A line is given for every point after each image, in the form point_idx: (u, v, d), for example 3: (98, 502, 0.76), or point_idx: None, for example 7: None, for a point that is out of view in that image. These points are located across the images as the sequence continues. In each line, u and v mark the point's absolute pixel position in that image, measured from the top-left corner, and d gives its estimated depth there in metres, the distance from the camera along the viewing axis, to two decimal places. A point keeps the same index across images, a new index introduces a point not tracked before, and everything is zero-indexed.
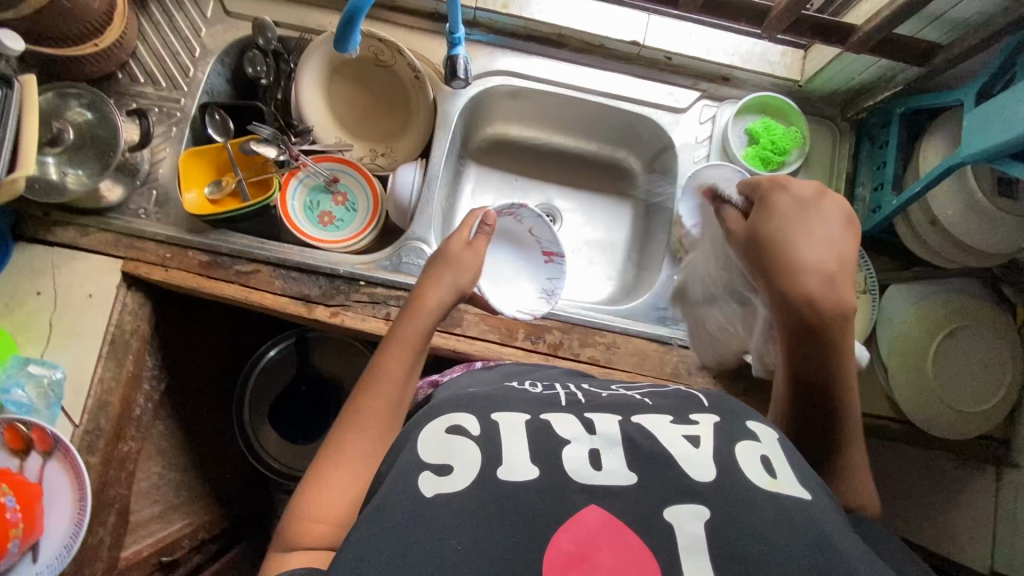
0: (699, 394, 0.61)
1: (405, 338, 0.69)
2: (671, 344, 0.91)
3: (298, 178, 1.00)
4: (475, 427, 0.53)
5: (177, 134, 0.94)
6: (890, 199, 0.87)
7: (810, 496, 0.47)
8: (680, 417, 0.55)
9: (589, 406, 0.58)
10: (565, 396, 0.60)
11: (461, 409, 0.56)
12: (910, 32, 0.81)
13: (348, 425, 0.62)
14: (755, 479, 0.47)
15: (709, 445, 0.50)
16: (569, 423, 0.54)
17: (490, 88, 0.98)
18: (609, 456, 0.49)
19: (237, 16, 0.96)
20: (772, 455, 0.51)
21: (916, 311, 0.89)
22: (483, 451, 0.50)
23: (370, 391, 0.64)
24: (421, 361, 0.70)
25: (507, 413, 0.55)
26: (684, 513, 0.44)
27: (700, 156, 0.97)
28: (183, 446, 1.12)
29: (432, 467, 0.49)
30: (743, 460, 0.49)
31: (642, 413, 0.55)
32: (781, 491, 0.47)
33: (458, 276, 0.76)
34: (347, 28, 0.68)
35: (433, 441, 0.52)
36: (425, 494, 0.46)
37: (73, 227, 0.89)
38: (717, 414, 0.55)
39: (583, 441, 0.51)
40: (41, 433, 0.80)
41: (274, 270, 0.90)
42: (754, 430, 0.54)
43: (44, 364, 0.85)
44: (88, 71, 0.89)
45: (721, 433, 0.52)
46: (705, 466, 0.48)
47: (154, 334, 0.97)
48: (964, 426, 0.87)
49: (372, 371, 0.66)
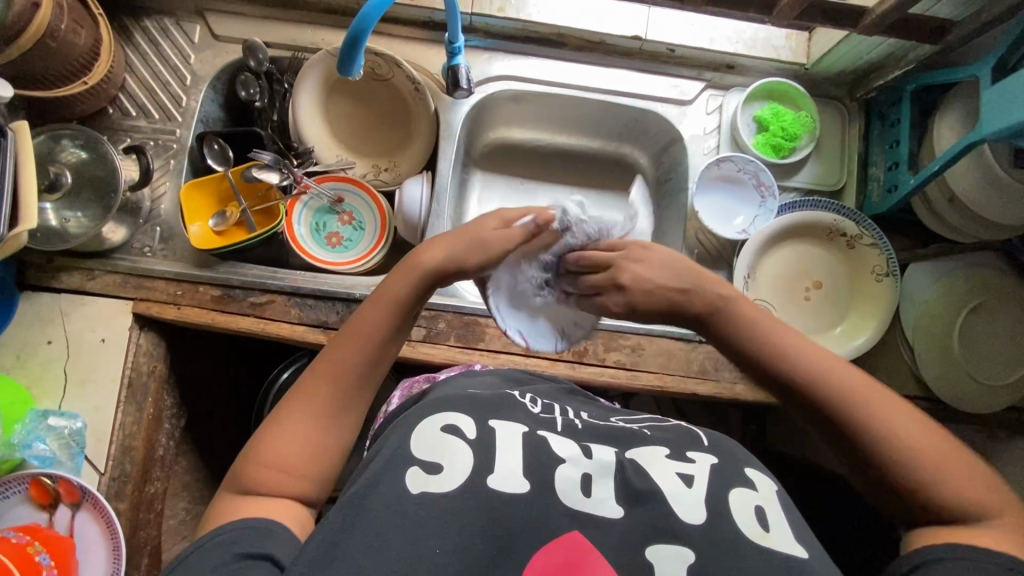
0: (700, 432, 0.63)
1: (383, 299, 0.61)
2: (695, 342, 0.89)
3: (302, 202, 0.98)
4: (471, 430, 0.56)
5: (176, 166, 0.91)
6: (907, 178, 0.86)
7: (806, 553, 0.49)
8: (676, 454, 0.58)
9: (586, 434, 0.61)
10: (564, 419, 0.63)
11: (457, 410, 0.58)
12: (921, 11, 0.80)
13: (311, 376, 0.58)
14: (743, 528, 0.50)
15: (701, 485, 0.53)
16: (566, 444, 0.57)
17: (491, 94, 0.96)
18: (600, 485, 0.53)
19: (227, 40, 0.93)
20: (767, 505, 0.53)
21: (938, 288, 0.89)
22: (474, 458, 0.53)
23: (343, 343, 0.59)
24: (400, 322, 0.62)
25: (505, 422, 0.58)
26: (670, 555, 0.48)
27: (710, 147, 0.95)
28: (207, 479, 1.11)
29: (422, 463, 0.52)
30: (735, 507, 0.51)
31: (638, 448, 0.58)
32: (772, 546, 0.49)
33: (465, 245, 0.65)
34: (352, 48, 0.65)
35: (429, 439, 0.54)
36: (412, 490, 0.49)
37: (78, 272, 0.87)
38: (715, 455, 0.58)
39: (576, 464, 0.55)
40: (67, 485, 0.79)
41: (289, 299, 0.88)
42: (752, 478, 0.55)
43: (63, 416, 0.83)
44: (79, 109, 0.87)
45: (715, 474, 0.55)
46: (695, 507, 0.51)
47: (171, 372, 0.95)
48: (986, 400, 0.86)
49: (343, 330, 0.61)
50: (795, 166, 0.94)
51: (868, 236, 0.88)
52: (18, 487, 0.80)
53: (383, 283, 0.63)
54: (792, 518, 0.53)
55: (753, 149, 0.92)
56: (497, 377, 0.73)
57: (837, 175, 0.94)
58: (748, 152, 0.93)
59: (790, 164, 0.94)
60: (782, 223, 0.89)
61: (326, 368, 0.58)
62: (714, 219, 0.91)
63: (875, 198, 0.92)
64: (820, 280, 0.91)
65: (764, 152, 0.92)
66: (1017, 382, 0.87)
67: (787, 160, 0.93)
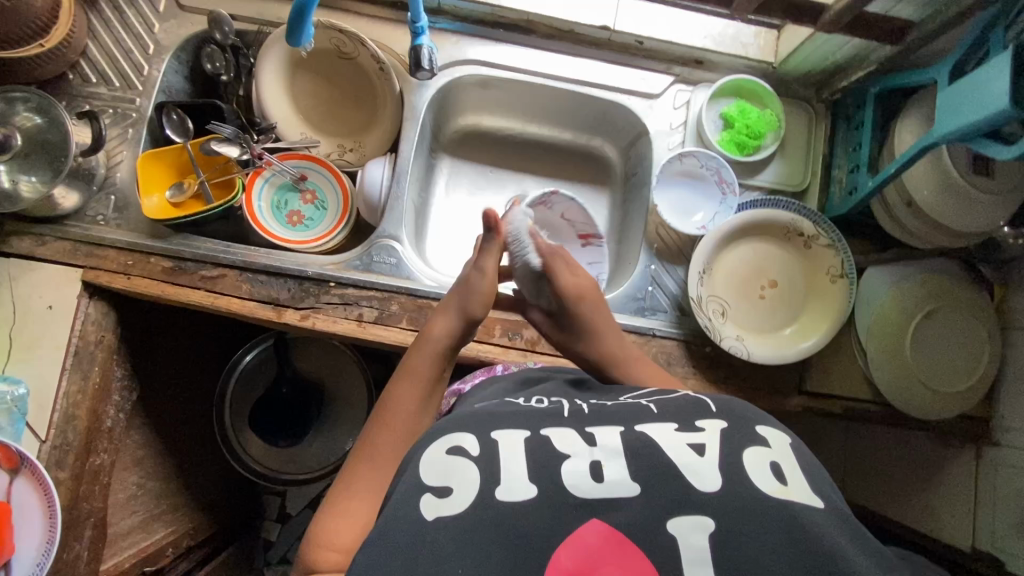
0: (707, 398, 0.58)
1: (416, 371, 0.65)
2: (648, 335, 0.88)
3: (264, 177, 0.97)
4: (475, 446, 0.50)
5: (134, 135, 0.90)
6: (866, 181, 0.86)
7: (821, 504, 0.47)
8: (686, 425, 0.53)
9: (593, 419, 0.54)
10: (569, 405, 0.58)
11: (462, 427, 0.53)
12: (882, 10, 0.78)
13: (362, 456, 0.59)
14: (761, 486, 0.47)
15: (714, 454, 0.49)
16: (568, 436, 0.52)
17: (459, 78, 0.95)
18: (611, 467, 0.48)
19: (192, 11, 0.92)
20: (784, 461, 0.50)
21: (894, 294, 0.88)
22: (481, 472, 0.48)
23: (382, 420, 0.61)
24: (431, 391, 0.65)
25: (508, 430, 0.52)
26: (688, 524, 0.44)
27: (675, 142, 0.95)
28: (162, 454, 1.11)
29: (433, 488, 0.47)
30: (751, 468, 0.48)
31: (647, 421, 0.53)
32: (792, 499, 0.46)
33: (467, 301, 0.71)
34: (298, 20, 0.65)
35: (435, 464, 0.49)
36: (426, 517, 0.45)
37: (29, 237, 0.86)
38: (724, 419, 0.54)
39: (584, 455, 0.49)
40: (5, 451, 0.78)
41: (240, 274, 0.87)
42: (765, 435, 0.53)
43: (5, 381, 0.83)
44: (37, 72, 0.86)
45: (726, 439, 0.51)
46: (711, 476, 0.47)
47: (122, 343, 0.94)
48: (939, 407, 0.86)
49: (382, 406, 0.63)
50: (760, 164, 0.94)
51: (825, 238, 0.88)
52: None
53: (407, 357, 0.68)
54: (812, 471, 0.50)
55: (717, 146, 0.92)
56: (504, 385, 0.68)
57: (801, 176, 0.94)
58: (711, 149, 0.93)
59: (754, 163, 0.93)
60: (740, 219, 0.89)
61: (374, 445, 0.59)
62: (674, 214, 0.92)
63: (836, 200, 0.92)
64: (776, 279, 0.90)
65: (728, 149, 0.92)
66: (969, 391, 0.86)
67: (750, 158, 0.93)
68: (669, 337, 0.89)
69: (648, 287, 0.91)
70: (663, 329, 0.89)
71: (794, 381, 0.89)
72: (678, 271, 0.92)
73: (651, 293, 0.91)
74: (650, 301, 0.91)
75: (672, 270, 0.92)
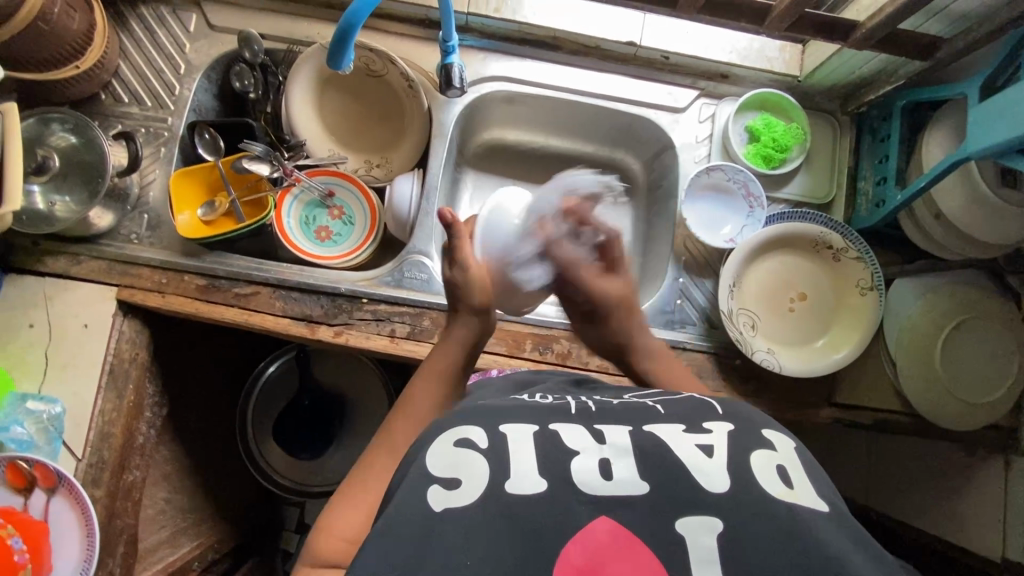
0: (714, 402, 0.57)
1: (436, 370, 0.71)
2: (679, 348, 0.89)
3: (293, 194, 0.98)
4: (484, 439, 0.50)
5: (166, 154, 0.91)
6: (895, 194, 0.86)
7: (827, 508, 0.46)
8: (693, 426, 0.52)
9: (600, 416, 0.54)
10: (575, 403, 0.58)
11: (470, 420, 0.52)
12: (911, 27, 0.81)
13: (378, 445, 0.64)
14: (769, 490, 0.46)
15: (722, 455, 0.48)
16: (577, 433, 0.51)
17: (486, 94, 0.96)
18: (620, 465, 0.48)
19: (221, 30, 0.93)
20: (789, 465, 0.49)
21: (923, 305, 0.89)
22: (490, 465, 0.48)
23: (404, 412, 0.67)
24: (449, 391, 0.71)
25: (517, 424, 0.52)
26: (697, 525, 0.44)
27: (701, 155, 0.96)
28: (189, 468, 1.11)
29: (441, 480, 0.47)
30: (758, 469, 0.48)
31: (655, 422, 0.53)
32: (797, 502, 0.46)
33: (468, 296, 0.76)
34: (340, 44, 0.65)
35: (444, 453, 0.49)
36: (435, 508, 0.45)
37: (64, 256, 0.87)
38: (731, 422, 0.53)
39: (592, 452, 0.49)
40: (43, 469, 0.78)
41: (274, 291, 0.88)
42: (770, 439, 0.52)
43: (42, 400, 0.83)
44: (70, 93, 0.87)
45: (733, 442, 0.50)
46: (719, 477, 0.46)
47: (154, 360, 0.95)
48: (973, 418, 0.86)
49: (405, 400, 0.68)
50: (785, 177, 0.95)
51: (854, 250, 0.88)
52: None
53: (430, 357, 0.73)
54: (817, 478, 0.50)
55: (743, 159, 0.93)
56: (503, 383, 0.70)
57: (826, 188, 0.95)
58: (738, 162, 0.93)
59: (779, 175, 0.94)
60: (768, 233, 0.90)
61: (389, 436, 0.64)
62: (703, 228, 0.92)
63: (863, 212, 0.93)
64: (805, 292, 0.91)
65: (754, 162, 0.93)
66: (998, 402, 0.87)
67: (777, 171, 0.94)
68: (700, 350, 0.89)
69: (677, 299, 0.92)
70: (693, 343, 0.89)
71: (824, 393, 0.90)
72: (706, 284, 0.93)
73: (679, 307, 0.92)
74: (679, 314, 0.91)
75: (700, 284, 0.93)
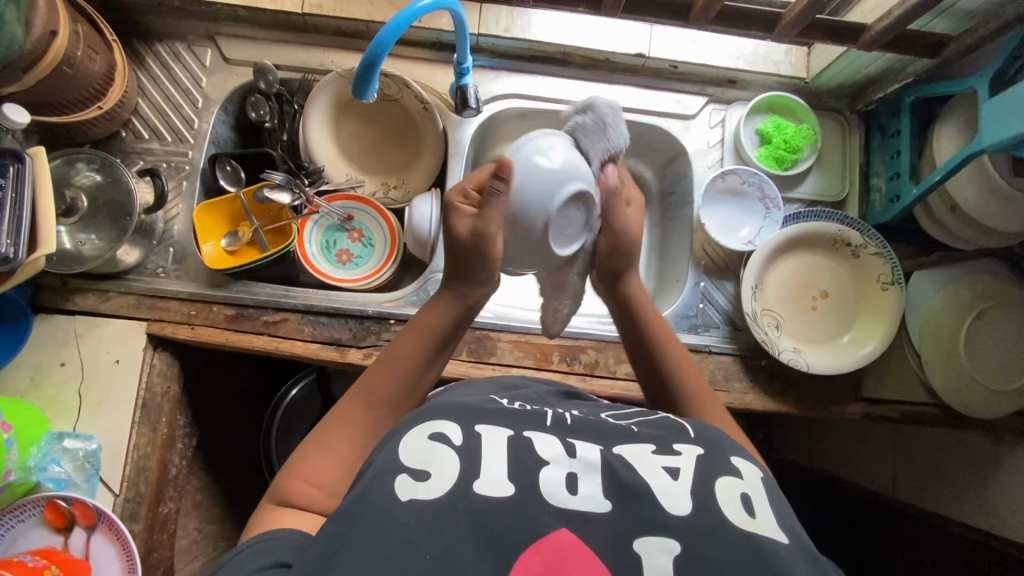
0: (687, 423, 0.57)
1: (420, 330, 0.65)
2: (705, 352, 0.89)
3: (313, 221, 0.99)
4: (458, 436, 0.49)
5: (188, 188, 0.92)
6: (909, 188, 0.88)
7: (787, 540, 0.46)
8: (662, 448, 0.52)
9: (575, 429, 0.53)
10: (551, 413, 0.56)
11: (445, 416, 0.52)
12: (919, 25, 0.83)
13: (352, 397, 0.60)
14: (730, 516, 0.46)
15: (688, 478, 0.48)
16: (549, 441, 0.50)
17: (498, 113, 0.97)
18: (586, 481, 0.47)
19: (237, 63, 0.95)
20: (754, 493, 0.49)
21: (945, 294, 0.90)
22: (461, 462, 0.47)
23: (387, 363, 0.63)
24: (437, 351, 0.66)
25: (489, 425, 0.51)
26: (656, 545, 0.44)
27: (714, 160, 0.97)
28: (219, 496, 1.12)
29: (411, 471, 0.46)
30: (722, 496, 0.47)
31: (624, 442, 0.52)
32: (759, 532, 0.45)
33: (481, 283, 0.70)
34: (367, 72, 0.67)
35: (415, 446, 0.48)
36: (400, 498, 0.44)
37: (92, 293, 0.88)
38: (702, 446, 0.53)
39: (561, 464, 0.48)
40: (83, 507, 0.78)
41: (302, 317, 0.89)
42: (738, 466, 0.51)
43: (78, 437, 0.83)
44: (92, 132, 0.88)
45: (701, 466, 0.50)
46: (681, 499, 0.46)
47: (183, 392, 0.96)
48: (998, 407, 0.87)
49: (388, 353, 0.64)
50: (798, 178, 0.96)
51: (873, 246, 0.89)
52: (33, 511, 0.79)
53: (420, 313, 0.67)
54: (780, 508, 0.49)
55: (757, 162, 0.94)
56: (484, 386, 0.67)
57: (840, 186, 0.96)
58: (751, 165, 0.95)
59: (793, 176, 0.95)
60: (787, 235, 0.91)
61: (364, 388, 0.61)
62: (721, 231, 0.93)
63: (877, 207, 0.94)
64: (827, 290, 0.92)
65: (768, 164, 0.94)
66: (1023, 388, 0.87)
67: (790, 172, 0.95)
68: (726, 353, 0.90)
69: (699, 303, 0.93)
70: (718, 346, 0.90)
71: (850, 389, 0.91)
72: (728, 286, 0.93)
73: (702, 312, 0.93)
74: (702, 318, 0.92)
75: (721, 286, 0.93)
